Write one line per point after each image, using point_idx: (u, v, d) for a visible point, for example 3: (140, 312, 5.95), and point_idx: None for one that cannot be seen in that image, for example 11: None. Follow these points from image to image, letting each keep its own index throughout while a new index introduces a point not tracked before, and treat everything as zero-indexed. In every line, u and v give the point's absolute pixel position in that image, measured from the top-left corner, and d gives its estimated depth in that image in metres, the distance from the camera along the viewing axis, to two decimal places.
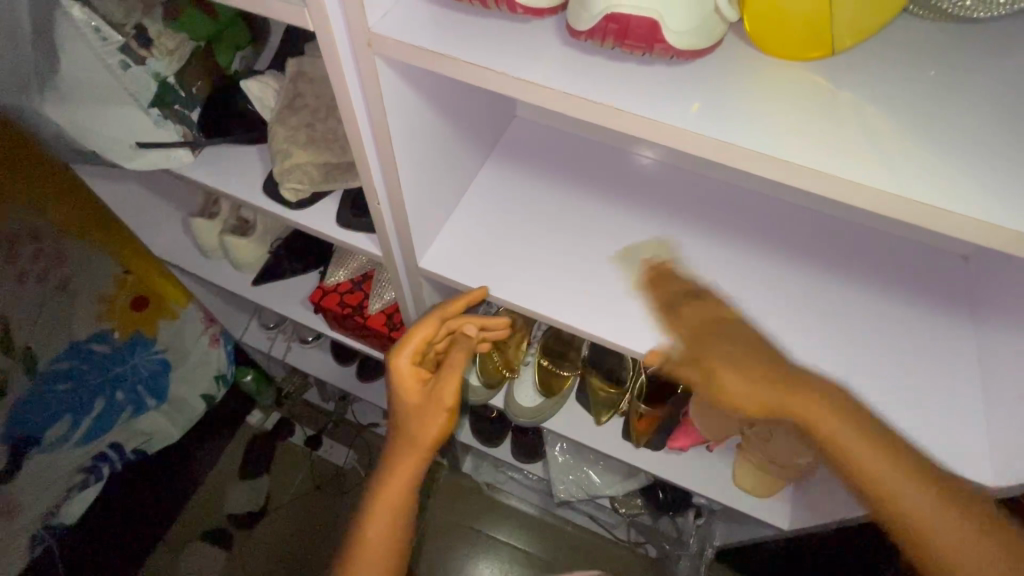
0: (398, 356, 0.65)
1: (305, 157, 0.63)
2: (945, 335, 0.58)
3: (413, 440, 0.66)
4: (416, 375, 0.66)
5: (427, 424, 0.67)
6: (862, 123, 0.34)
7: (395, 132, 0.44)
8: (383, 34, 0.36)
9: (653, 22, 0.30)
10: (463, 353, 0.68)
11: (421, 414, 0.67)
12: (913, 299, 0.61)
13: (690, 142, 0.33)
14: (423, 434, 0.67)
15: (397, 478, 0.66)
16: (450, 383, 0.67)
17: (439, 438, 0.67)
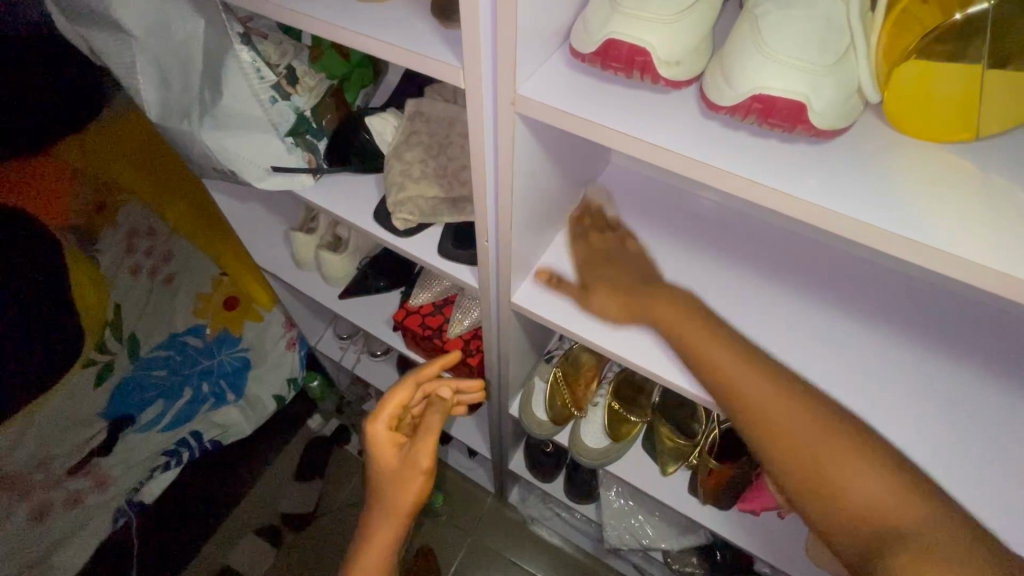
0: (374, 425, 0.69)
1: (418, 190, 0.67)
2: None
3: (388, 503, 0.71)
4: (391, 442, 0.71)
5: (406, 489, 0.70)
6: (1014, 211, 0.33)
7: (517, 179, 0.47)
8: (530, 98, 0.39)
9: (800, 104, 0.32)
10: (438, 415, 0.73)
11: (398, 479, 0.71)
12: None
13: (830, 219, 0.34)
14: (401, 499, 0.70)
15: (378, 539, 0.72)
16: (424, 448, 0.71)
17: (415, 503, 0.71)
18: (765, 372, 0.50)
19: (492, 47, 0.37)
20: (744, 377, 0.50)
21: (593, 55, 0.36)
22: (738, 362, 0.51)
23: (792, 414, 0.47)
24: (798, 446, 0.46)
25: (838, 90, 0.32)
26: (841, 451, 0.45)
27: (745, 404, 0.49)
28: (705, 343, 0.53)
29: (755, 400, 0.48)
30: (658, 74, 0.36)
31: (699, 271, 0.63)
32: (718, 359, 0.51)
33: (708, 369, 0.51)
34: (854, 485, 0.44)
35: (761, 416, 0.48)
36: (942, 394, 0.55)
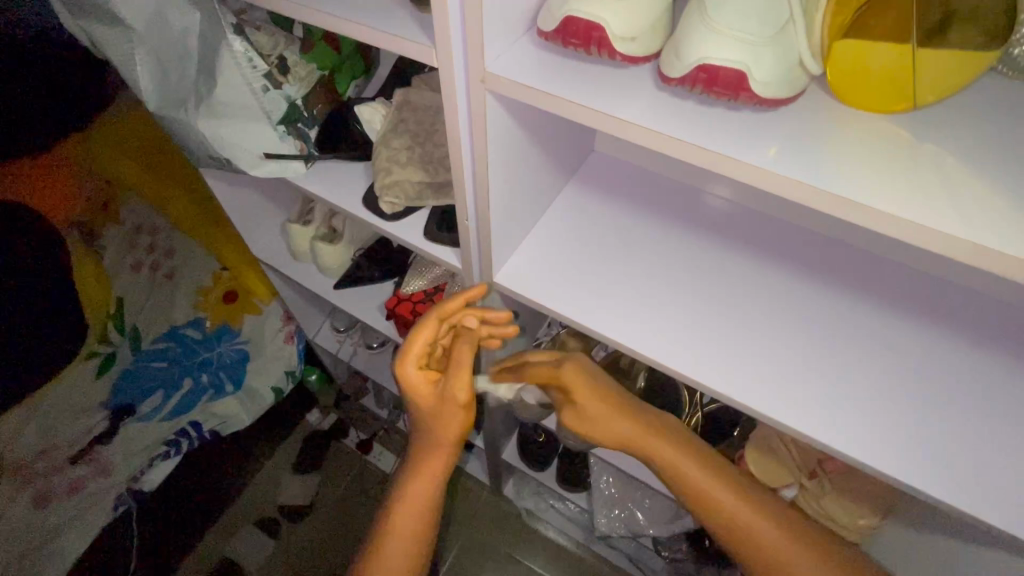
0: (402, 367, 0.66)
1: (404, 175, 0.70)
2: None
3: (433, 439, 0.72)
4: (425, 380, 0.67)
5: (448, 423, 0.70)
6: (944, 174, 0.35)
7: (492, 157, 0.50)
8: (498, 75, 0.41)
9: (741, 73, 0.34)
10: (469, 347, 0.67)
11: (440, 414, 0.69)
12: (988, 358, 0.59)
13: (773, 183, 0.36)
14: (446, 432, 0.70)
15: (425, 476, 0.74)
16: (457, 384, 0.66)
17: (461, 433, 0.71)
18: (702, 461, 0.64)
19: (461, 27, 0.40)
20: (706, 481, 0.62)
21: (554, 32, 0.39)
22: (712, 475, 0.63)
23: (754, 520, 0.61)
24: (736, 517, 0.61)
25: (777, 60, 0.34)
26: (763, 516, 0.61)
27: (689, 487, 0.63)
28: (657, 442, 0.64)
29: (699, 486, 0.62)
30: (613, 50, 0.38)
31: (669, 257, 0.68)
32: (671, 455, 0.63)
33: (690, 494, 0.63)
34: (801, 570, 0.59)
35: (732, 524, 0.61)
36: (895, 372, 0.59)
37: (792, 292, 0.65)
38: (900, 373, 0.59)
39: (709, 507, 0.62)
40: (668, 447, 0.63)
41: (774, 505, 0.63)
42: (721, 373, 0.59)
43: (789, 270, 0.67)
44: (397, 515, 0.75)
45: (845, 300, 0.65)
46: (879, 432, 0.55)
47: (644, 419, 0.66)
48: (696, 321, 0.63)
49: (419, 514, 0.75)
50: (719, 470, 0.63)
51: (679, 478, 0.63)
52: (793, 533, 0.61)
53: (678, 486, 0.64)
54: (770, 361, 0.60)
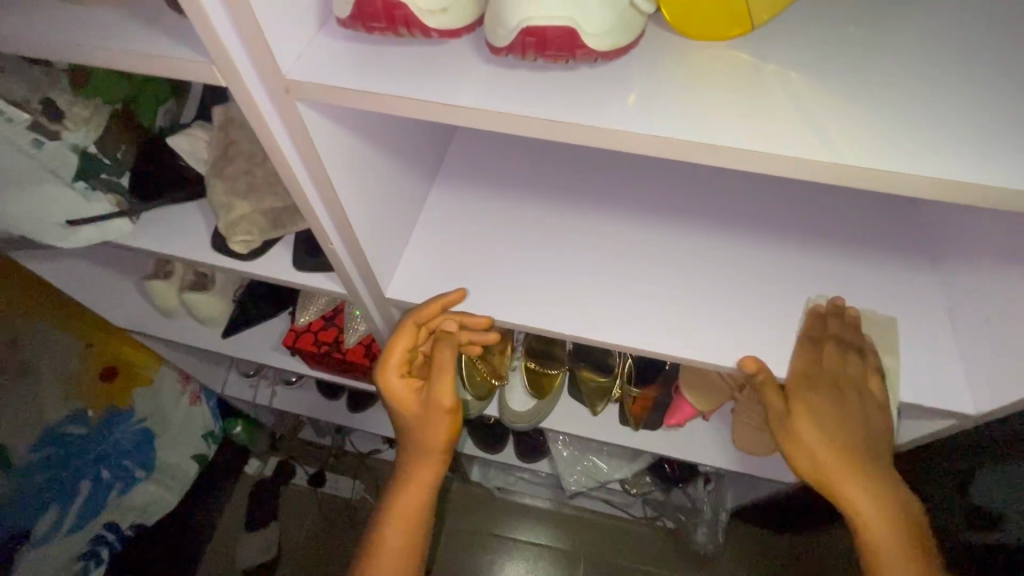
0: (387, 376, 0.63)
1: (248, 206, 0.60)
2: (927, 277, 0.57)
3: (422, 442, 0.65)
4: (407, 387, 0.64)
5: (434, 430, 0.64)
6: (795, 93, 0.33)
7: (333, 174, 0.43)
8: (302, 82, 0.34)
9: (569, 30, 0.30)
10: (449, 353, 0.62)
11: (425, 423, 0.65)
12: (877, 242, 0.60)
13: (638, 141, 0.32)
14: (433, 441, 0.65)
15: (415, 483, 0.66)
16: (442, 388, 0.63)
17: (449, 441, 0.65)
18: (814, 410, 0.51)
19: (235, 35, 0.32)
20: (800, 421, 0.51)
21: (350, 18, 0.32)
22: (851, 468, 0.50)
23: (876, 519, 0.49)
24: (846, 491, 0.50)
25: (606, 6, 0.30)
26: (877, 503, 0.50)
27: (802, 439, 0.52)
28: (757, 375, 0.52)
29: (811, 437, 0.51)
30: (424, 27, 0.32)
31: (561, 217, 0.63)
32: (784, 385, 0.52)
33: (814, 474, 0.52)
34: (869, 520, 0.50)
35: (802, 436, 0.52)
36: (808, 280, 0.58)
37: (694, 222, 0.62)
38: (806, 277, 0.58)
39: (798, 440, 0.52)
40: (785, 380, 0.52)
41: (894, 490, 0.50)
42: (646, 329, 0.56)
43: (686, 202, 0.64)
44: (386, 523, 0.65)
45: (744, 215, 0.62)
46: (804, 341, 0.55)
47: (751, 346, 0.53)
48: (605, 279, 0.59)
49: (409, 527, 0.65)
50: (849, 425, 0.51)
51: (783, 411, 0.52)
52: (882, 504, 0.50)
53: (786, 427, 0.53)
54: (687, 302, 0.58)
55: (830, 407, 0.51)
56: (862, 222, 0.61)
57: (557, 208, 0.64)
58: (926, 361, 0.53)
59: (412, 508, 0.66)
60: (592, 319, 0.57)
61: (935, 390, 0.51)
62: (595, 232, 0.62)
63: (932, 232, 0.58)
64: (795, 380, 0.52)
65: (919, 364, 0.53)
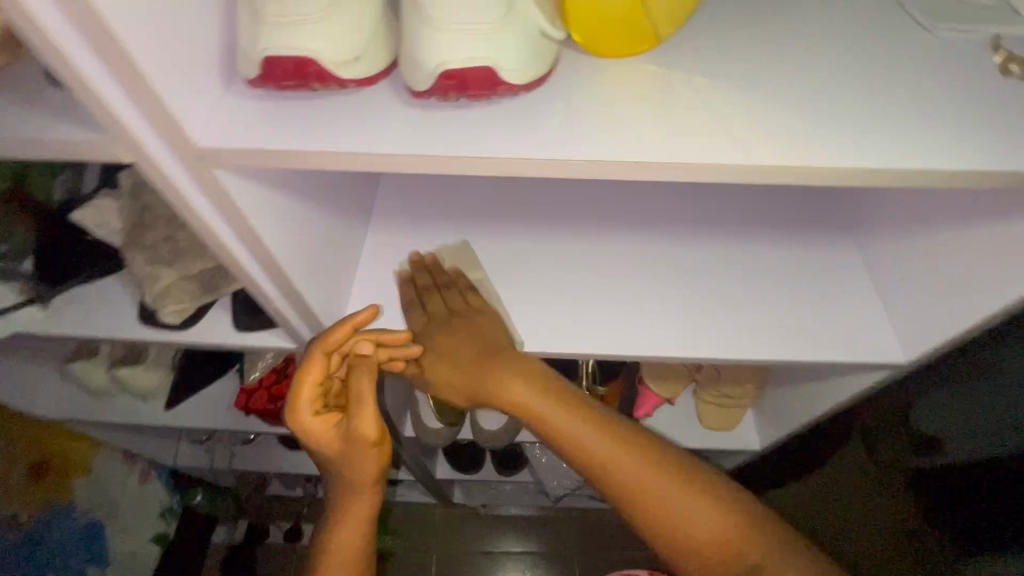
0: (297, 415, 0.58)
1: (175, 274, 0.55)
2: (848, 246, 0.62)
3: (350, 476, 0.63)
4: (327, 422, 0.59)
5: (361, 464, 0.61)
6: (709, 101, 0.35)
7: (265, 234, 0.41)
8: (219, 150, 0.33)
9: (489, 68, 0.30)
10: (367, 382, 0.57)
11: (349, 458, 0.61)
12: (799, 218, 0.64)
13: (571, 165, 0.33)
14: (361, 473, 0.62)
15: (352, 514, 0.66)
16: (361, 421, 0.58)
17: (379, 469, 0.63)
18: (573, 410, 0.58)
19: (135, 110, 0.30)
20: (576, 429, 0.57)
21: (259, 78, 0.31)
22: (641, 473, 0.57)
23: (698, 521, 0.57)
24: (620, 480, 0.57)
25: (520, 41, 0.31)
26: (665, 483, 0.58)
27: (575, 449, 0.57)
28: (538, 400, 0.57)
29: (583, 445, 0.57)
30: (340, 79, 0.31)
31: (505, 237, 0.64)
32: (551, 411, 0.57)
33: (625, 497, 0.58)
34: (664, 507, 0.57)
35: (573, 447, 0.57)
36: (744, 262, 0.61)
37: (633, 223, 0.64)
38: (743, 260, 0.62)
39: (573, 447, 0.57)
40: (535, 403, 0.58)
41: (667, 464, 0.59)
42: (604, 334, 0.57)
43: (622, 204, 0.66)
44: (325, 560, 0.65)
45: (678, 209, 0.65)
46: (750, 322, 0.57)
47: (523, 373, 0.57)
48: (558, 291, 0.60)
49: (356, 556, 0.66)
50: (604, 424, 0.59)
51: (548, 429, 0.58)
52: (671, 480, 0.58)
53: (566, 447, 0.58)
54: (639, 301, 0.59)
55: (469, 355, 0.59)
56: (783, 202, 0.65)
57: (500, 229, 0.64)
58: (859, 322, 0.57)
59: (349, 539, 0.66)
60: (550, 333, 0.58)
61: (872, 347, 0.55)
62: (541, 246, 0.63)
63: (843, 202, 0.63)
64: (543, 403, 0.58)
65: (854, 326, 0.57)
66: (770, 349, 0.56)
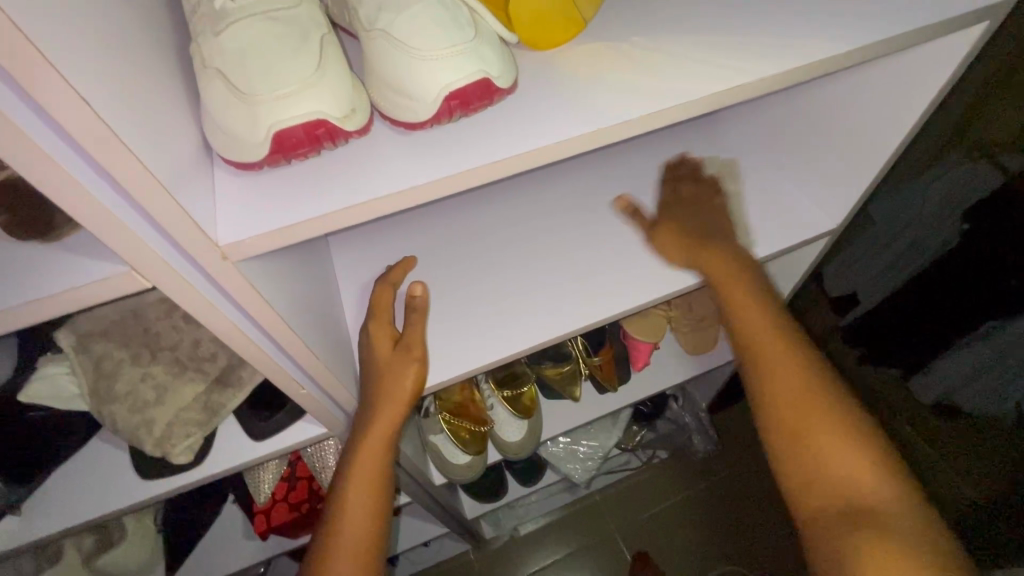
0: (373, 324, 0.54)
1: (171, 409, 0.51)
2: (757, 152, 0.71)
3: (382, 393, 0.53)
4: (385, 335, 0.54)
5: (401, 377, 0.53)
6: (648, 55, 0.40)
7: (286, 319, 0.40)
8: (241, 242, 0.32)
9: (485, 80, 0.32)
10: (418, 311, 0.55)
11: (388, 372, 0.53)
12: (709, 142, 0.73)
13: (570, 144, 0.36)
14: (398, 389, 0.53)
15: (375, 446, 0.53)
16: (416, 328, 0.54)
17: (417, 388, 0.53)
18: (788, 336, 0.53)
19: (153, 227, 0.29)
20: (779, 352, 0.52)
21: (270, 155, 0.32)
22: (825, 417, 0.49)
23: (849, 464, 0.48)
24: (821, 449, 0.49)
25: (497, 50, 0.33)
26: (857, 459, 0.48)
27: (772, 374, 0.52)
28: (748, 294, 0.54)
29: (782, 370, 0.52)
30: (347, 133, 0.33)
31: (478, 248, 0.65)
32: (762, 323, 0.53)
33: (802, 452, 0.50)
34: (847, 470, 0.47)
35: (771, 371, 0.52)
36: (687, 194, 0.68)
37: (582, 195, 0.69)
38: None
39: (773, 368, 0.52)
40: (753, 307, 0.54)
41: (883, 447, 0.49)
42: (605, 299, 0.61)
43: (566, 182, 0.70)
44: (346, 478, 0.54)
45: (614, 169, 0.71)
46: None
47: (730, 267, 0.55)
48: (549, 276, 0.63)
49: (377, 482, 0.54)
50: (820, 374, 0.52)
51: (754, 347, 0.53)
52: (862, 449, 0.48)
53: (764, 370, 0.53)
54: (619, 262, 0.64)
55: (706, 254, 0.56)
56: (692, 136, 0.74)
57: (470, 243, 0.66)
58: (794, 206, 0.66)
59: (372, 463, 0.54)
60: (560, 317, 0.60)
61: (812, 222, 0.65)
62: (513, 244, 0.66)
63: (736, 117, 0.72)
64: (754, 303, 0.54)
65: (791, 211, 0.66)
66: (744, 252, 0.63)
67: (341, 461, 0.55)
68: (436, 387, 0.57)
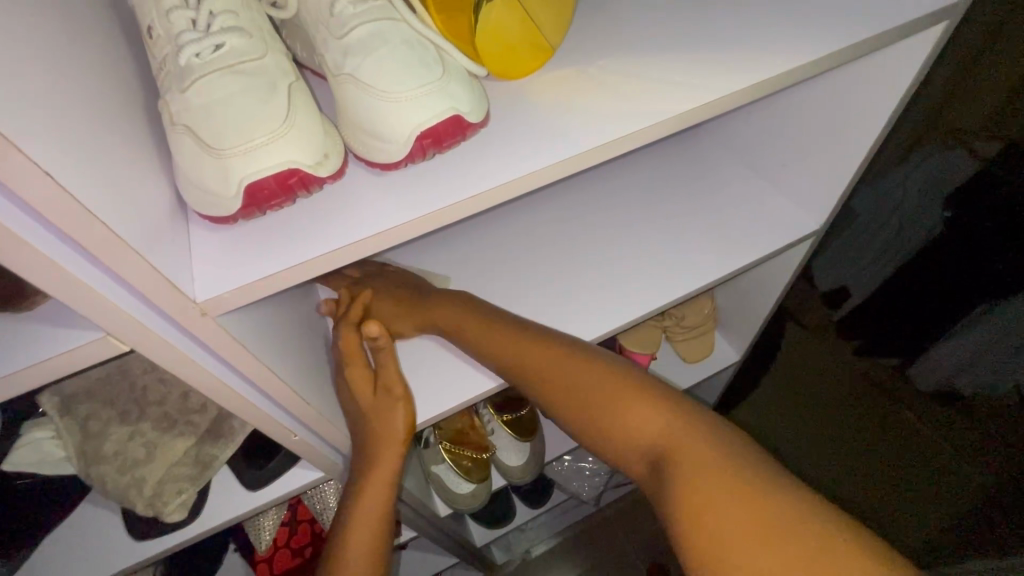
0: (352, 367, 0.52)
1: (161, 466, 0.50)
2: (736, 160, 0.71)
3: (373, 436, 0.52)
4: (364, 376, 0.52)
5: (389, 418, 0.52)
6: (617, 78, 0.40)
7: (273, 366, 0.39)
8: (219, 297, 0.32)
9: (456, 117, 0.32)
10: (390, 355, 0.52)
11: (375, 412, 0.52)
12: (688, 153, 0.73)
13: (546, 172, 0.36)
14: (389, 429, 0.52)
15: (377, 486, 0.52)
16: (388, 369, 0.52)
17: (409, 427, 0.52)
18: (588, 359, 0.48)
19: (126, 291, 0.28)
20: (567, 369, 0.47)
21: (242, 209, 0.31)
22: (623, 391, 0.45)
23: (653, 424, 0.42)
24: (641, 418, 0.43)
25: (467, 85, 0.33)
26: (673, 424, 0.42)
27: (563, 394, 0.47)
28: (521, 336, 0.50)
29: (574, 385, 0.47)
30: (321, 180, 0.32)
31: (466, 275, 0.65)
32: (539, 352, 0.49)
33: (609, 435, 0.44)
34: (654, 428, 0.42)
35: (563, 383, 0.47)
36: (670, 207, 0.69)
37: (565, 216, 0.69)
38: (667, 206, 0.69)
39: (559, 388, 0.47)
40: (531, 351, 0.49)
41: (717, 421, 0.42)
42: (596, 318, 0.61)
43: (549, 203, 0.71)
44: (349, 522, 0.53)
45: (595, 188, 0.71)
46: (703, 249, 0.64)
47: (514, 325, 0.52)
48: (535, 299, 0.63)
49: (377, 524, 0.53)
50: (627, 386, 0.45)
51: (534, 375, 0.48)
52: (676, 415, 0.42)
53: (555, 394, 0.47)
54: (607, 281, 0.64)
55: (465, 316, 0.53)
56: (670, 149, 0.74)
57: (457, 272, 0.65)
58: (776, 210, 0.67)
59: (373, 506, 0.53)
60: None
61: (796, 225, 0.65)
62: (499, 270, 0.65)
63: (712, 127, 0.73)
64: (531, 349, 0.49)
65: (775, 216, 0.66)
66: (731, 261, 0.63)
67: (343, 502, 0.54)
68: (434, 420, 0.56)
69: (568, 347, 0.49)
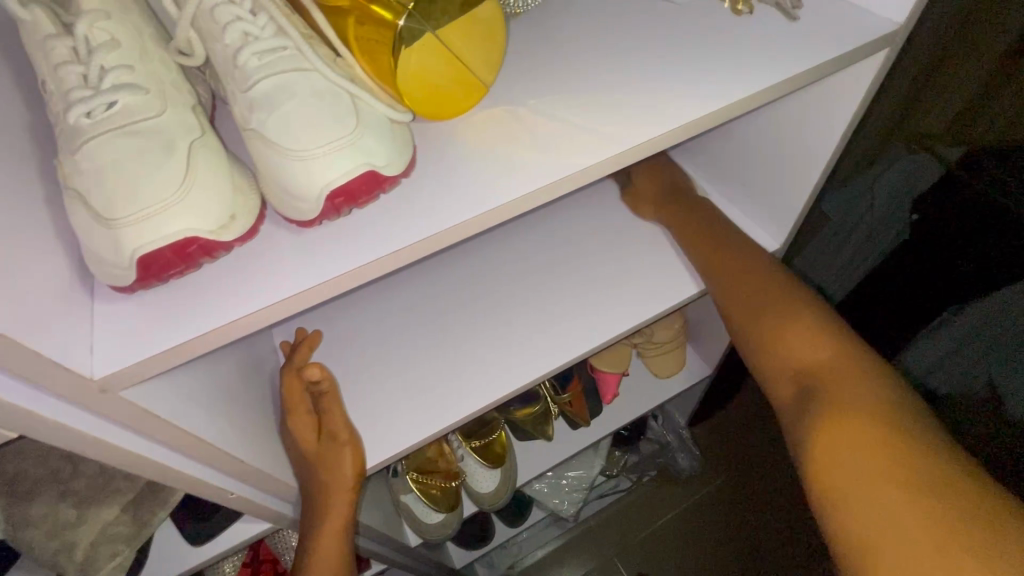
0: (294, 419, 0.51)
1: (95, 527, 0.48)
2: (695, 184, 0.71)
3: (320, 487, 0.49)
4: (308, 425, 0.51)
5: (336, 467, 0.49)
6: (551, 118, 0.39)
7: (198, 430, 0.37)
8: (119, 372, 0.30)
9: (370, 172, 0.31)
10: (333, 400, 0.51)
11: (321, 462, 0.50)
12: None
13: (474, 222, 0.35)
14: (337, 479, 0.49)
15: (327, 539, 0.50)
16: (331, 417, 0.51)
17: (358, 473, 0.50)
18: (772, 282, 0.50)
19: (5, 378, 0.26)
20: (745, 294, 0.51)
21: (139, 279, 0.29)
22: (791, 312, 0.48)
23: (812, 352, 0.45)
24: (806, 353, 0.45)
25: (382, 135, 0.31)
26: (844, 368, 0.43)
27: (738, 317, 0.51)
28: (723, 242, 0.56)
29: (748, 309, 0.50)
30: (227, 244, 0.31)
31: (423, 311, 0.64)
32: (729, 261, 0.54)
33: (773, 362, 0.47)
34: (816, 359, 0.44)
35: (740, 305, 0.51)
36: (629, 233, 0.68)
37: (525, 247, 0.69)
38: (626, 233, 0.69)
39: (738, 309, 0.51)
40: (729, 257, 0.54)
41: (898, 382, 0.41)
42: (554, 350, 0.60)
43: (510, 235, 0.70)
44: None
45: (556, 216, 0.71)
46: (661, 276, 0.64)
47: (705, 228, 0.58)
48: (493, 332, 0.62)
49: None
50: (801, 319, 0.47)
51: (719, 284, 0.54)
52: (854, 363, 0.43)
53: (734, 315, 0.51)
54: (567, 311, 0.63)
55: (683, 216, 0.61)
56: None
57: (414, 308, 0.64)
58: None
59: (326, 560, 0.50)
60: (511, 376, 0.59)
61: None
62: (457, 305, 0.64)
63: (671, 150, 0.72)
64: (730, 257, 0.54)
65: None
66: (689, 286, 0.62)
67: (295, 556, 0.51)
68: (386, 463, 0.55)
69: (769, 261, 0.53)
